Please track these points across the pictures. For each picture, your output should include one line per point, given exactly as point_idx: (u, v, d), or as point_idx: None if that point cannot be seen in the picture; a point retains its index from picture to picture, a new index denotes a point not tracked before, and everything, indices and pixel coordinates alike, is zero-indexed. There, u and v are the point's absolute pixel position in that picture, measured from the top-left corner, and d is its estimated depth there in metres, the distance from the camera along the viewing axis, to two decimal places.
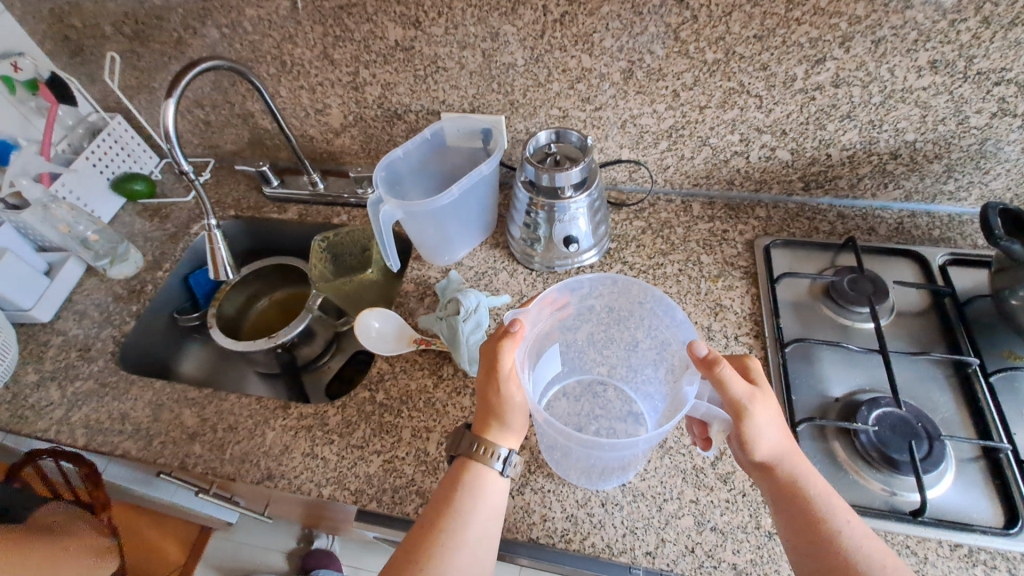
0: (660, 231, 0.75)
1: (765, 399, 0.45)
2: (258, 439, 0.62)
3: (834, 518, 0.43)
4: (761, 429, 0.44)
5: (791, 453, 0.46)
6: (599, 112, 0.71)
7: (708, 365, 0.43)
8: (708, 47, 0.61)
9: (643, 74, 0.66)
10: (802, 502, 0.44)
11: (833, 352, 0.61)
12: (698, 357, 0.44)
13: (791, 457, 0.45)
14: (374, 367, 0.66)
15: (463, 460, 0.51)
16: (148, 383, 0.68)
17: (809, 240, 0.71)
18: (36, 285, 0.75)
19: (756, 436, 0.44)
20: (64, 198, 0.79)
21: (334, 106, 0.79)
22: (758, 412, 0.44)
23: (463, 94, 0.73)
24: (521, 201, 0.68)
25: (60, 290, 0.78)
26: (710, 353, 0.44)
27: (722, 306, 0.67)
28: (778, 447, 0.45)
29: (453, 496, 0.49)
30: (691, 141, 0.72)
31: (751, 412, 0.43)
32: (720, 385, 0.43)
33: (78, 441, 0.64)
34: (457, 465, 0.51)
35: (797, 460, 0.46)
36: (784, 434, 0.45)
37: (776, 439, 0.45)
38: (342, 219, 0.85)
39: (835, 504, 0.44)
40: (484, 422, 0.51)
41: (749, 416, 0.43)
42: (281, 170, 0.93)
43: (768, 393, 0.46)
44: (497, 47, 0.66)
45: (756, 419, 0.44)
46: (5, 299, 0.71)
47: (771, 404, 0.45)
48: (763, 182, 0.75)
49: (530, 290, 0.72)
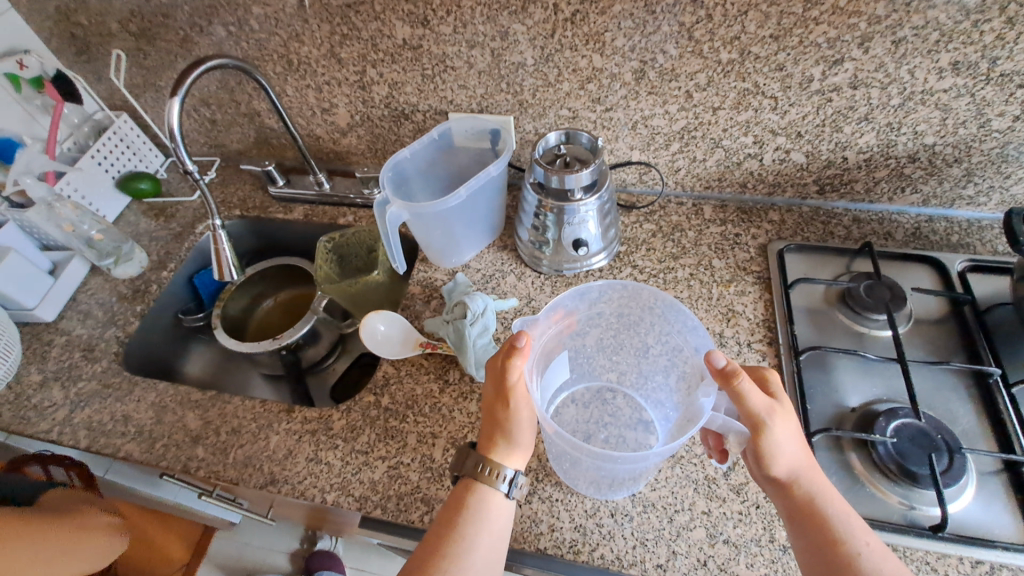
0: (671, 234, 0.74)
1: (785, 413, 0.43)
2: (262, 443, 0.61)
3: (856, 542, 0.42)
4: (779, 445, 0.43)
5: (810, 471, 0.44)
6: (610, 113, 0.70)
7: (726, 377, 0.42)
8: (723, 46, 0.60)
9: (655, 75, 0.64)
10: (821, 523, 0.43)
11: (849, 360, 0.59)
12: (716, 369, 0.43)
13: (809, 476, 0.44)
14: (380, 371, 0.65)
15: (469, 478, 0.50)
16: (151, 385, 0.68)
17: (823, 245, 0.69)
18: (40, 284, 0.74)
19: (773, 451, 0.43)
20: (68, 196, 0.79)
21: (341, 105, 0.78)
22: (777, 428, 0.42)
23: (471, 94, 0.72)
24: (530, 203, 0.66)
25: (64, 289, 0.77)
26: (729, 364, 0.42)
27: (734, 311, 0.65)
28: (796, 464, 0.44)
29: (456, 519, 0.48)
30: (703, 143, 0.70)
31: (770, 427, 0.42)
32: (738, 398, 0.42)
33: (80, 443, 0.64)
34: (462, 486, 0.51)
35: (815, 478, 0.44)
36: (804, 451, 0.44)
37: (794, 455, 0.43)
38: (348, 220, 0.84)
39: (856, 528, 0.42)
40: (491, 435, 0.51)
41: (767, 431, 0.42)
42: (287, 170, 0.93)
43: (788, 407, 0.44)
44: (507, 46, 0.65)
45: (775, 434, 0.42)
46: (7, 298, 0.71)
47: (791, 418, 0.43)
48: (777, 185, 0.74)
49: (538, 293, 0.71)
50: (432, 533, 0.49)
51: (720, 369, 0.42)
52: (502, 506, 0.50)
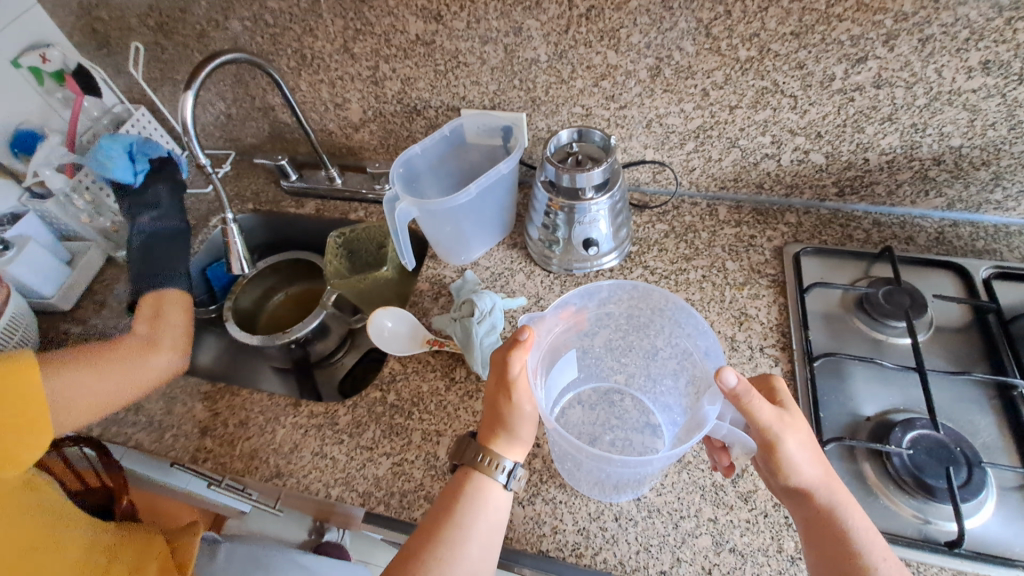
0: (684, 235, 0.73)
1: (796, 428, 0.42)
2: (269, 436, 0.61)
3: (873, 558, 0.40)
4: (789, 459, 0.42)
5: (827, 482, 0.43)
6: (624, 111, 0.69)
7: (731, 390, 0.41)
8: (741, 44, 0.59)
9: (671, 72, 0.63)
10: (838, 536, 0.42)
11: (866, 369, 0.58)
12: (722, 381, 0.42)
13: (827, 489, 0.43)
14: (386, 367, 0.65)
15: (468, 470, 0.50)
16: (162, 376, 0.69)
17: (840, 249, 0.67)
18: (59, 275, 0.77)
19: (785, 465, 0.42)
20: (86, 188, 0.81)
21: (354, 101, 0.79)
22: (787, 442, 0.41)
23: (484, 90, 0.71)
24: (540, 201, 0.66)
25: (81, 280, 0.79)
26: (735, 378, 0.41)
27: (747, 315, 0.64)
28: (812, 478, 0.42)
29: (453, 508, 0.48)
30: (719, 142, 0.69)
31: (782, 441, 0.41)
32: (745, 410, 0.41)
33: (93, 432, 0.65)
34: (461, 475, 0.50)
35: (836, 490, 0.43)
36: (822, 462, 0.43)
37: (809, 470, 0.42)
38: (359, 215, 0.84)
39: (875, 543, 0.41)
40: (491, 433, 0.50)
41: (779, 445, 0.41)
42: (300, 165, 0.93)
43: (801, 423, 0.43)
44: (520, 42, 0.64)
45: (786, 449, 0.41)
46: (28, 288, 0.73)
47: (803, 431, 0.42)
48: (794, 187, 0.72)
49: (546, 292, 0.70)
50: (427, 521, 0.49)
51: (725, 382, 0.41)
52: (499, 499, 0.49)
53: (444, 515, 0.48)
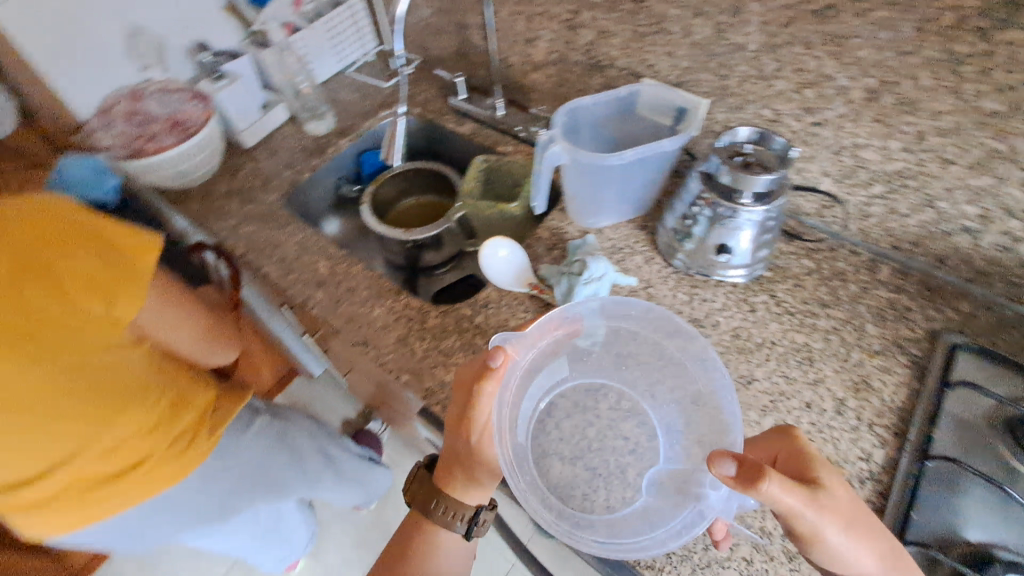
0: (829, 279, 0.67)
1: (834, 498, 0.39)
2: (367, 312, 0.67)
3: None
4: (832, 533, 0.39)
5: (874, 537, 0.40)
6: (818, 128, 0.63)
7: (738, 488, 0.37)
8: (990, 92, 0.50)
9: (891, 102, 0.56)
10: None
11: (987, 495, 0.49)
12: (729, 474, 0.38)
13: (876, 546, 0.40)
14: (486, 290, 0.68)
15: (416, 521, 0.56)
16: (300, 226, 0.77)
17: (1011, 358, 0.57)
18: (251, 113, 0.89)
19: (829, 539, 0.39)
20: (297, 49, 0.91)
21: (544, 39, 0.79)
22: (829, 515, 0.38)
23: (673, 64, 0.69)
24: (690, 191, 0.63)
25: (265, 126, 0.91)
26: (739, 468, 0.38)
27: (867, 385, 0.58)
28: (864, 542, 0.40)
29: (410, 546, 0.55)
30: (914, 197, 0.61)
31: (825, 520, 0.38)
32: (767, 499, 0.38)
33: (232, 250, 0.76)
34: (411, 518, 0.57)
35: (884, 541, 0.40)
36: (867, 534, 0.40)
37: (858, 535, 0.39)
38: (508, 150, 0.86)
39: None
40: (446, 480, 0.55)
41: (823, 522, 0.38)
42: (474, 86, 0.97)
43: (835, 484, 0.40)
44: (733, 24, 0.61)
45: (829, 527, 0.38)
46: (226, 114, 0.86)
47: (844, 497, 0.39)
48: (985, 275, 0.62)
49: (661, 283, 0.68)
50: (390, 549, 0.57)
51: (732, 476, 0.38)
52: (453, 541, 0.55)
53: (402, 547, 0.56)
